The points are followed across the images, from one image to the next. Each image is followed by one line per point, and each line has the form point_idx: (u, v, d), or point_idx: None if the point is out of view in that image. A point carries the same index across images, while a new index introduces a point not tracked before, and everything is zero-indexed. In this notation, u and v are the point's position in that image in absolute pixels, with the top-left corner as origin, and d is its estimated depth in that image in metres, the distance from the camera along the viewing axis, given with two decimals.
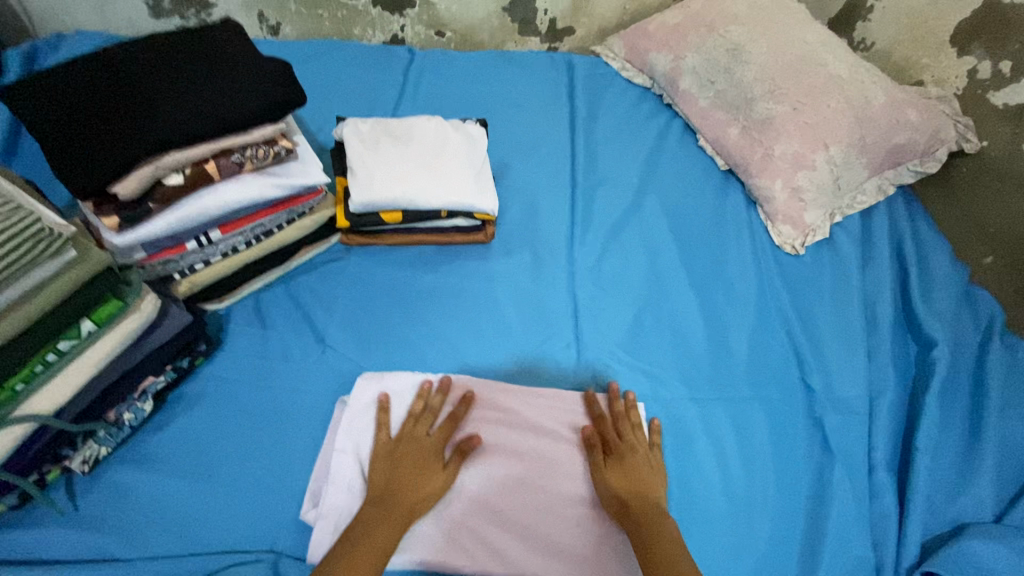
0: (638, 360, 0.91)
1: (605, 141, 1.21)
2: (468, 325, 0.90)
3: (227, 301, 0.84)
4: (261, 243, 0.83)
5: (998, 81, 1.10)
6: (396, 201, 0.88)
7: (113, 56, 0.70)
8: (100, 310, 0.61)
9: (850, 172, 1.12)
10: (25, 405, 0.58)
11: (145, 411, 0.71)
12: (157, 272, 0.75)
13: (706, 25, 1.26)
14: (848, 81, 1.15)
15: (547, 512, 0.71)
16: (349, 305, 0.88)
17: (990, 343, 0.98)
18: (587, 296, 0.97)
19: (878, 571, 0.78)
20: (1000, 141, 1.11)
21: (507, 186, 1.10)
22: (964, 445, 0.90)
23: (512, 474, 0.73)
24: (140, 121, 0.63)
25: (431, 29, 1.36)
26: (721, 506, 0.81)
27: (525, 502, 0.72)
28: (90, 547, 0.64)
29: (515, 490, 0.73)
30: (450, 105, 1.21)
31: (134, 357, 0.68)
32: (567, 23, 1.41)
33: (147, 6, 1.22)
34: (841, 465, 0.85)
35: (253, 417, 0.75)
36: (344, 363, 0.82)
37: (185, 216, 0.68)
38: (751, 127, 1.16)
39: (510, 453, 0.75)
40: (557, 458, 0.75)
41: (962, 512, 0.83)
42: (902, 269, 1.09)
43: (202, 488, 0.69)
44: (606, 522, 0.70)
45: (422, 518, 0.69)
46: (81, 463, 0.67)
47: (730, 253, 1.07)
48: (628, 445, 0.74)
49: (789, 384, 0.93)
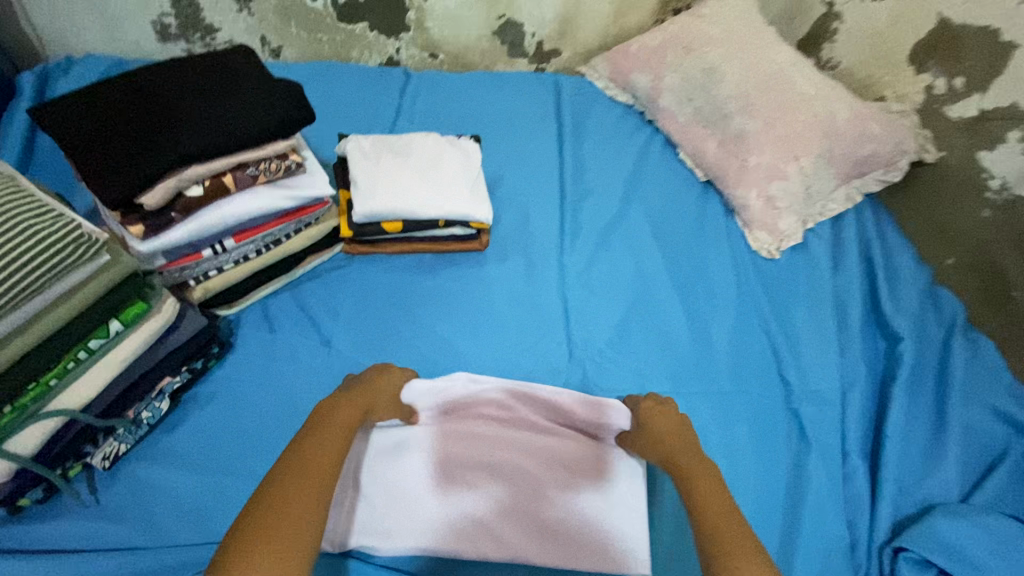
0: (626, 358, 0.97)
1: (591, 156, 1.28)
2: (466, 328, 0.95)
3: (237, 307, 0.89)
4: (270, 252, 0.88)
5: (952, 96, 1.19)
6: (397, 212, 0.94)
7: (136, 78, 0.76)
8: (127, 311, 0.65)
9: (821, 181, 1.21)
10: (55, 400, 0.63)
11: (161, 410, 0.75)
12: (175, 278, 0.80)
13: (684, 46, 1.35)
14: (816, 98, 1.24)
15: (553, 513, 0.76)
16: (353, 309, 0.93)
17: (953, 338, 1.05)
18: (577, 299, 1.03)
19: (852, 548, 0.84)
20: (956, 151, 1.20)
21: (500, 199, 1.17)
22: (931, 431, 0.96)
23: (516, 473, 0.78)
24: (163, 138, 0.68)
25: (425, 51, 1.44)
26: None
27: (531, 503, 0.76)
28: (112, 537, 0.68)
29: (521, 490, 0.77)
30: (444, 123, 1.28)
31: (152, 358, 0.72)
32: (554, 45, 1.49)
33: (154, 30, 1.28)
34: (817, 452, 0.91)
35: (265, 414, 0.80)
36: (349, 364, 0.87)
37: (203, 225, 0.73)
38: (727, 141, 1.25)
39: (515, 451, 0.79)
40: (562, 455, 0.80)
41: (930, 494, 0.89)
42: (870, 272, 1.17)
43: (216, 481, 0.73)
44: (603, 514, 0.76)
45: (429, 511, 0.74)
46: (101, 459, 0.71)
47: (711, 258, 1.14)
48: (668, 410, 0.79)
49: (767, 378, 0.99)
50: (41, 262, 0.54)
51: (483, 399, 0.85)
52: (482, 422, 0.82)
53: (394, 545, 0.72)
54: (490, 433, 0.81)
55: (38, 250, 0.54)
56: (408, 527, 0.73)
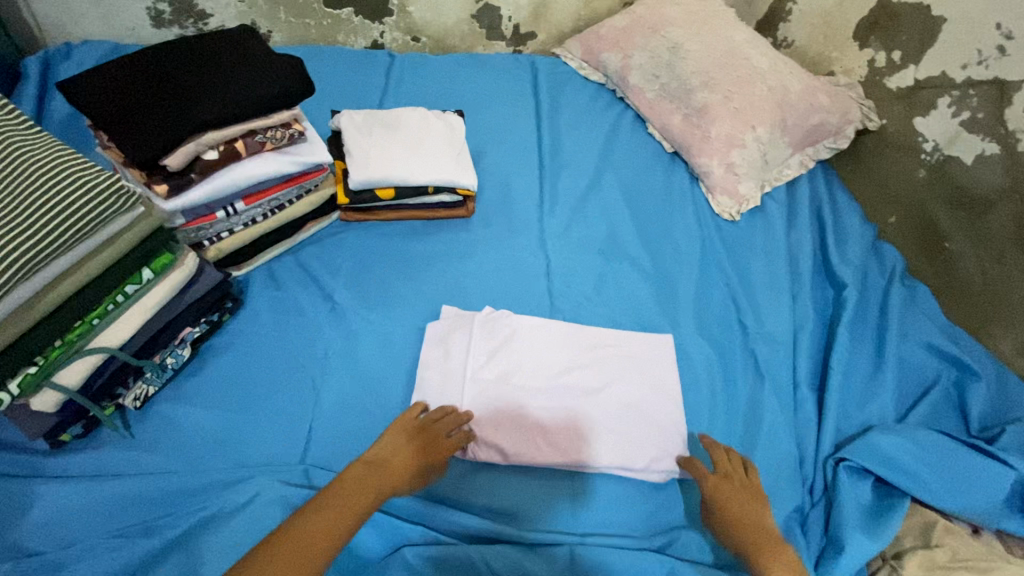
0: (601, 307, 1.08)
1: (567, 131, 1.38)
2: (455, 284, 1.06)
3: (246, 267, 0.97)
4: (276, 216, 0.96)
5: (891, 68, 1.32)
6: (389, 179, 1.02)
7: (152, 56, 0.83)
8: (155, 261, 0.76)
9: (775, 149, 1.32)
10: (97, 337, 0.74)
11: (184, 356, 0.84)
12: (191, 239, 0.87)
13: (650, 27, 1.45)
14: (769, 72, 1.35)
15: (539, 470, 0.87)
16: (353, 269, 1.02)
17: (892, 284, 1.18)
18: (556, 257, 1.14)
19: (801, 462, 0.96)
20: (895, 118, 1.32)
21: (483, 170, 1.26)
22: (871, 364, 1.08)
23: (506, 428, 0.88)
24: (184, 107, 0.76)
25: (407, 34, 1.51)
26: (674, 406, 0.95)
27: (519, 453, 0.86)
28: (146, 463, 0.76)
29: (514, 440, 0.87)
30: (429, 102, 1.36)
31: (176, 307, 0.81)
32: (530, 28, 1.58)
33: (149, 16, 1.34)
34: (770, 385, 1.03)
35: (277, 361, 0.89)
36: (352, 317, 0.97)
37: (218, 186, 0.81)
38: (691, 114, 1.35)
39: (575, 389, 0.95)
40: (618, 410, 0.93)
41: (870, 416, 1.02)
42: (821, 229, 1.29)
43: (237, 417, 0.82)
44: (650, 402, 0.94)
45: (530, 354, 0.97)
46: (133, 400, 0.79)
47: (677, 220, 1.25)
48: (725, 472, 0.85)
49: (728, 323, 1.11)
50: (98, 210, 0.64)
51: (543, 427, 0.90)
52: (538, 412, 0.91)
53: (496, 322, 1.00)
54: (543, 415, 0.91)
55: (93, 200, 0.64)
56: (518, 346, 0.98)
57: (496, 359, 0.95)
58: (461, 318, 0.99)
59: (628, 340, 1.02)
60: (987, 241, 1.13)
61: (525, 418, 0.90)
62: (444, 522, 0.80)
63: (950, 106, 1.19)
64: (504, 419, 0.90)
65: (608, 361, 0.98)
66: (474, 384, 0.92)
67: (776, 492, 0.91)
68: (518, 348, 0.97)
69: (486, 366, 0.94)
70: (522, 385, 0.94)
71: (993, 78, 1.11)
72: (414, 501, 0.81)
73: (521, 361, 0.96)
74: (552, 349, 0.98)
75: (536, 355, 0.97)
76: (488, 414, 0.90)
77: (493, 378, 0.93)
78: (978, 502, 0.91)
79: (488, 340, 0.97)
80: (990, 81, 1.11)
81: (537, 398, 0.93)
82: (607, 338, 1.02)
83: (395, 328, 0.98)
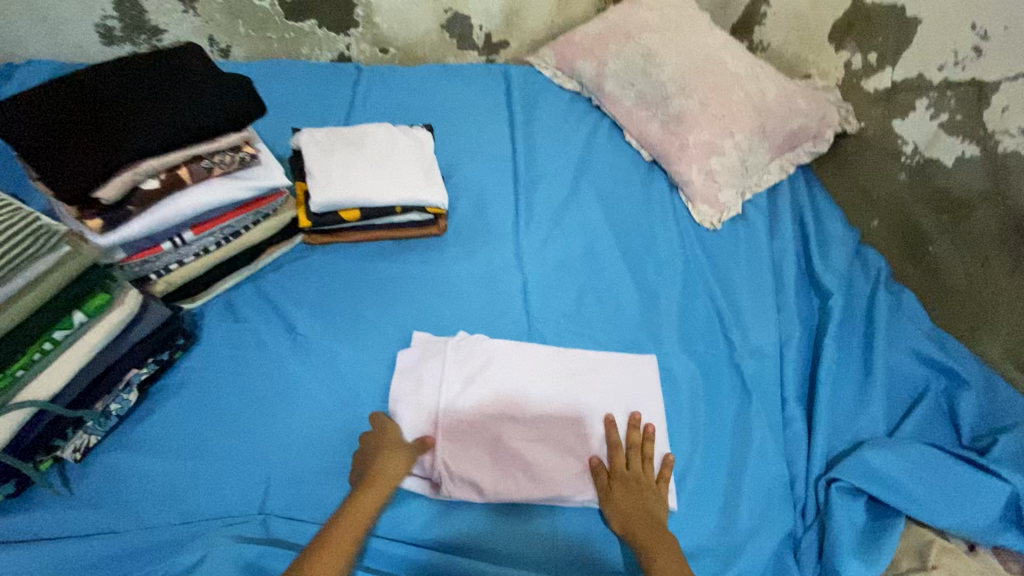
0: (581, 326, 1.04)
1: (542, 143, 1.34)
2: (428, 308, 1.01)
3: (200, 299, 0.91)
4: (230, 244, 0.90)
5: (867, 70, 1.30)
6: (353, 200, 0.97)
7: (88, 76, 0.78)
8: (89, 303, 0.71)
9: (755, 156, 1.29)
10: (24, 390, 0.68)
11: (130, 401, 0.79)
12: (135, 273, 0.82)
13: (623, 33, 1.42)
14: (746, 77, 1.33)
15: (521, 504, 0.83)
16: (318, 297, 0.97)
17: (877, 290, 1.15)
18: (534, 275, 1.09)
19: (792, 483, 0.93)
20: (874, 121, 1.30)
21: (455, 185, 1.22)
22: (860, 375, 1.05)
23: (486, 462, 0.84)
24: (119, 133, 0.71)
25: (375, 46, 1.46)
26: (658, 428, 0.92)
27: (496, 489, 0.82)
28: (88, 522, 0.71)
29: (491, 475, 0.82)
30: (398, 115, 1.31)
31: (117, 350, 0.76)
32: (502, 37, 1.54)
33: (98, 33, 1.27)
34: (757, 401, 0.99)
35: (233, 400, 0.84)
36: (317, 347, 0.91)
37: (160, 217, 0.75)
38: (669, 121, 1.32)
39: (556, 419, 0.90)
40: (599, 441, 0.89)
41: (860, 430, 0.98)
42: (803, 235, 1.26)
43: (189, 466, 0.77)
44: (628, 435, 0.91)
45: (507, 381, 0.92)
46: (72, 452, 0.74)
47: (657, 231, 1.22)
48: (633, 473, 0.83)
49: (712, 337, 1.07)
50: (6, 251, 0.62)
51: (524, 461, 0.84)
52: (520, 445, 0.86)
53: (474, 345, 0.95)
54: (524, 448, 0.85)
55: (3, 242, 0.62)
56: (498, 371, 0.93)
57: (472, 389, 0.90)
58: (436, 344, 0.94)
59: (607, 361, 0.98)
60: (971, 244, 1.10)
61: (505, 451, 0.85)
62: (417, 569, 0.75)
63: (928, 108, 1.17)
64: (484, 453, 0.84)
65: (588, 383, 0.95)
66: (450, 416, 0.87)
67: (767, 518, 0.88)
68: (492, 377, 0.92)
69: (462, 393, 0.89)
70: (500, 415, 0.89)
71: (970, 78, 1.09)
72: (386, 548, 0.76)
73: (500, 387, 0.91)
74: (532, 374, 0.94)
75: (517, 381, 0.93)
76: (460, 445, 0.84)
77: (469, 409, 0.88)
78: (975, 518, 0.87)
79: (466, 365, 0.92)
80: (967, 82, 1.09)
81: (516, 428, 0.88)
82: (587, 360, 0.98)
83: (363, 358, 0.92)
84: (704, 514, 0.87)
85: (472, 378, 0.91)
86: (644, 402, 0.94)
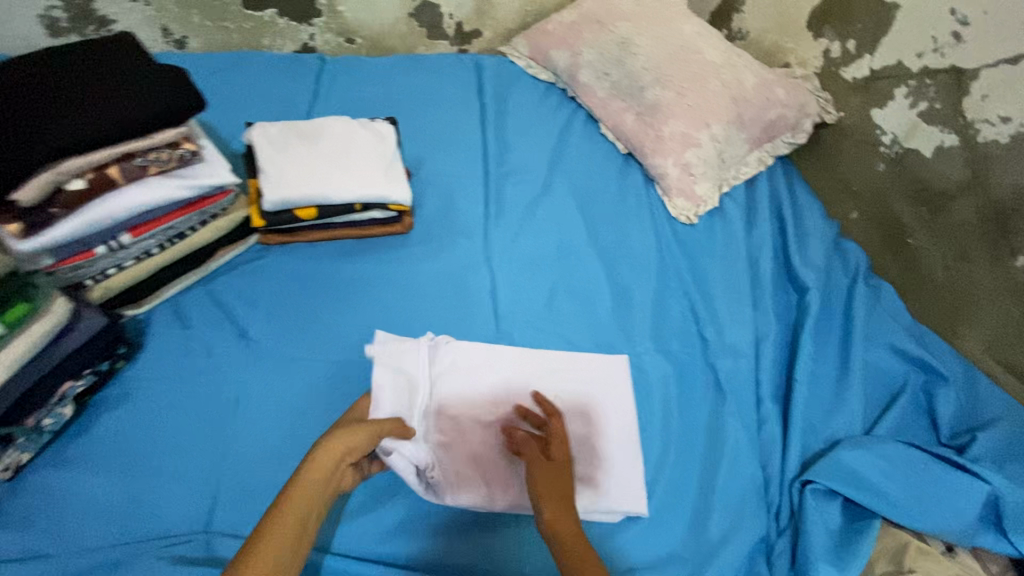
0: (550, 327, 1.00)
1: (514, 135, 1.29)
2: (389, 310, 0.96)
3: (146, 305, 0.87)
4: (175, 246, 0.87)
5: (846, 58, 1.26)
6: (308, 198, 0.93)
7: (8, 68, 0.73)
8: (9, 314, 0.69)
9: (732, 147, 1.26)
10: None
11: (65, 415, 0.76)
12: (68, 279, 0.79)
13: (598, 22, 1.38)
14: (723, 66, 1.29)
15: (486, 516, 0.80)
16: (273, 300, 0.93)
17: (856, 284, 1.12)
18: (502, 274, 1.05)
19: (766, 485, 0.90)
20: (852, 111, 1.27)
21: (421, 181, 1.17)
22: (837, 372, 1.02)
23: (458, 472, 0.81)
24: (38, 130, 0.67)
25: (340, 36, 1.41)
26: (628, 433, 0.90)
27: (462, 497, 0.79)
28: (19, 544, 0.69)
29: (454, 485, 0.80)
30: (363, 108, 1.26)
31: (48, 362, 0.74)
32: (473, 26, 1.49)
33: (43, 24, 1.21)
34: (732, 401, 0.96)
35: (178, 411, 0.80)
36: (271, 354, 0.87)
37: (90, 220, 0.72)
38: (644, 112, 1.28)
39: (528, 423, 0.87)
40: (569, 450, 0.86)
41: (837, 430, 0.96)
42: (781, 228, 1.22)
43: (128, 483, 0.74)
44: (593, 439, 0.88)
45: (482, 383, 0.89)
46: (2, 470, 0.71)
47: (632, 225, 1.18)
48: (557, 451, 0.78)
49: (687, 336, 1.04)
50: None
51: (494, 468, 0.82)
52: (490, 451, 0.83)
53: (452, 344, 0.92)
54: (493, 454, 0.83)
55: None
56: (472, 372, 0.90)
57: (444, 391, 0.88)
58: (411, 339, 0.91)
59: (576, 363, 0.95)
60: (950, 236, 1.08)
61: (476, 456, 0.82)
62: None
63: (907, 97, 1.14)
64: (453, 459, 0.82)
65: (555, 386, 0.92)
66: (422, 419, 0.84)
67: (739, 524, 0.85)
68: (454, 383, 0.89)
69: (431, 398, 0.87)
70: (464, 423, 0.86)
71: (949, 66, 1.06)
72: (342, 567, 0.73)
73: (474, 390, 0.89)
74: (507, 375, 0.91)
75: (487, 386, 0.89)
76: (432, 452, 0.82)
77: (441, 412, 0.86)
78: (951, 519, 0.85)
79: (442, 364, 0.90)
80: (946, 69, 1.06)
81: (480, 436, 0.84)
82: (557, 362, 0.95)
83: (321, 363, 0.88)
84: (675, 520, 0.85)
85: (444, 379, 0.89)
86: (612, 405, 0.92)
